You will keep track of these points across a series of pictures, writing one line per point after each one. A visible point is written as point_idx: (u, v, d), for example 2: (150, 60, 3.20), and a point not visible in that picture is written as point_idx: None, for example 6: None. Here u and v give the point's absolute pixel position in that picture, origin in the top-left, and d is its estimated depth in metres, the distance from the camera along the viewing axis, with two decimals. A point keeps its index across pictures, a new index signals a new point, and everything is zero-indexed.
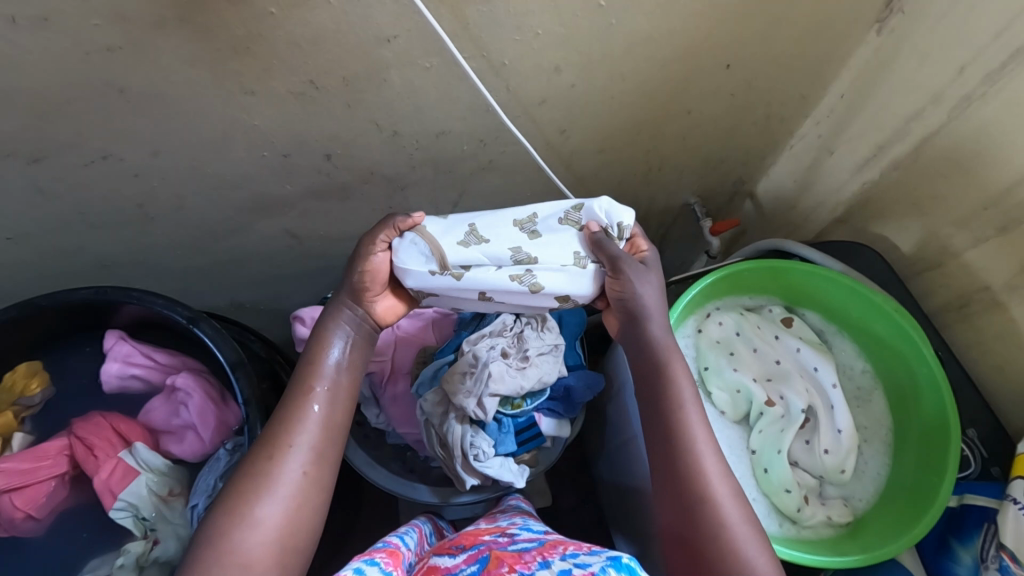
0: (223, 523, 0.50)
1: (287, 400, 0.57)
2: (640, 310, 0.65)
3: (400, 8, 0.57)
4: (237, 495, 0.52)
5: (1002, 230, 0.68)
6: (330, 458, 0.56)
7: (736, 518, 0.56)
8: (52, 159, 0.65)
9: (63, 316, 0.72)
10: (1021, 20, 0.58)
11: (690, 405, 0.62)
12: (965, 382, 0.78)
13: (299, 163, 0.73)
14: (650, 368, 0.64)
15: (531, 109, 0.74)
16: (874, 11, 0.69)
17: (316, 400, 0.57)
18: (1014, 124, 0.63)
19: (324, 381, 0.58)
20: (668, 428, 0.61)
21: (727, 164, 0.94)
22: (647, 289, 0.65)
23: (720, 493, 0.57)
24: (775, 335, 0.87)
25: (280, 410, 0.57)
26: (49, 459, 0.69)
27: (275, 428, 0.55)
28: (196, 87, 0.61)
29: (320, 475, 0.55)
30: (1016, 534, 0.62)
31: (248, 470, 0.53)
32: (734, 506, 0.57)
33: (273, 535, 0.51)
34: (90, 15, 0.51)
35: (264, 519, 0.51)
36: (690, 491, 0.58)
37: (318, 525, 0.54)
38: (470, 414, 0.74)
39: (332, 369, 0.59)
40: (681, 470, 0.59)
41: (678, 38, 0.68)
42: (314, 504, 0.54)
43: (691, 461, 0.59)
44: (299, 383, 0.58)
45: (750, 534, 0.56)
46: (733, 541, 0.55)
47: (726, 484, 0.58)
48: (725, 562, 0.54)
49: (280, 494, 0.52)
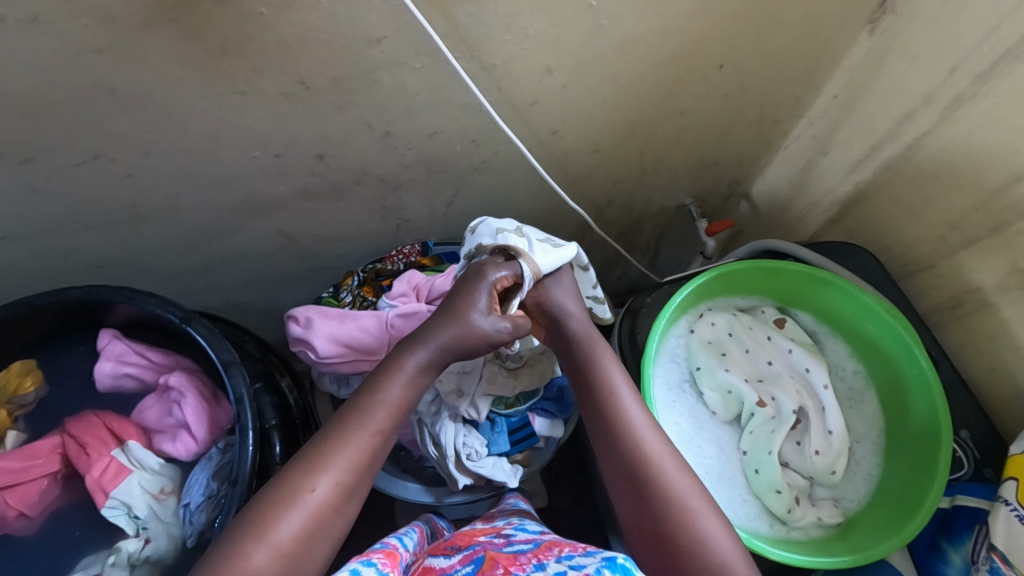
0: (246, 542, 0.50)
1: (340, 427, 0.57)
2: (557, 318, 0.70)
3: (390, 8, 0.57)
4: (259, 510, 0.52)
5: (993, 231, 0.68)
6: (356, 494, 0.56)
7: (687, 488, 0.59)
8: (43, 159, 0.65)
9: (60, 315, 0.72)
10: (1010, 20, 0.58)
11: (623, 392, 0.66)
12: (959, 384, 0.78)
13: (292, 163, 0.74)
14: (576, 363, 0.68)
15: (523, 110, 0.74)
16: (867, 12, 0.69)
17: (358, 437, 0.57)
18: (1002, 125, 0.62)
19: (372, 427, 0.58)
20: (607, 414, 0.64)
21: (722, 165, 0.94)
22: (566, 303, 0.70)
23: (667, 470, 0.60)
24: (767, 336, 0.88)
25: (322, 438, 0.57)
26: (41, 458, 0.70)
27: (312, 450, 0.56)
28: (187, 87, 0.61)
29: (342, 509, 0.55)
30: (1007, 535, 0.62)
31: (274, 489, 0.53)
32: (687, 481, 0.60)
33: (281, 562, 0.50)
34: (78, 15, 0.52)
35: (279, 541, 0.51)
36: (639, 472, 0.60)
37: (324, 557, 0.54)
38: (463, 413, 0.75)
39: (392, 411, 0.60)
40: (623, 451, 0.62)
41: (670, 40, 0.69)
42: (327, 536, 0.54)
43: (636, 442, 0.62)
44: (350, 417, 0.58)
45: (703, 506, 0.59)
46: (685, 515, 0.57)
47: (672, 461, 0.61)
48: (684, 529, 0.57)
49: (301, 518, 0.52)
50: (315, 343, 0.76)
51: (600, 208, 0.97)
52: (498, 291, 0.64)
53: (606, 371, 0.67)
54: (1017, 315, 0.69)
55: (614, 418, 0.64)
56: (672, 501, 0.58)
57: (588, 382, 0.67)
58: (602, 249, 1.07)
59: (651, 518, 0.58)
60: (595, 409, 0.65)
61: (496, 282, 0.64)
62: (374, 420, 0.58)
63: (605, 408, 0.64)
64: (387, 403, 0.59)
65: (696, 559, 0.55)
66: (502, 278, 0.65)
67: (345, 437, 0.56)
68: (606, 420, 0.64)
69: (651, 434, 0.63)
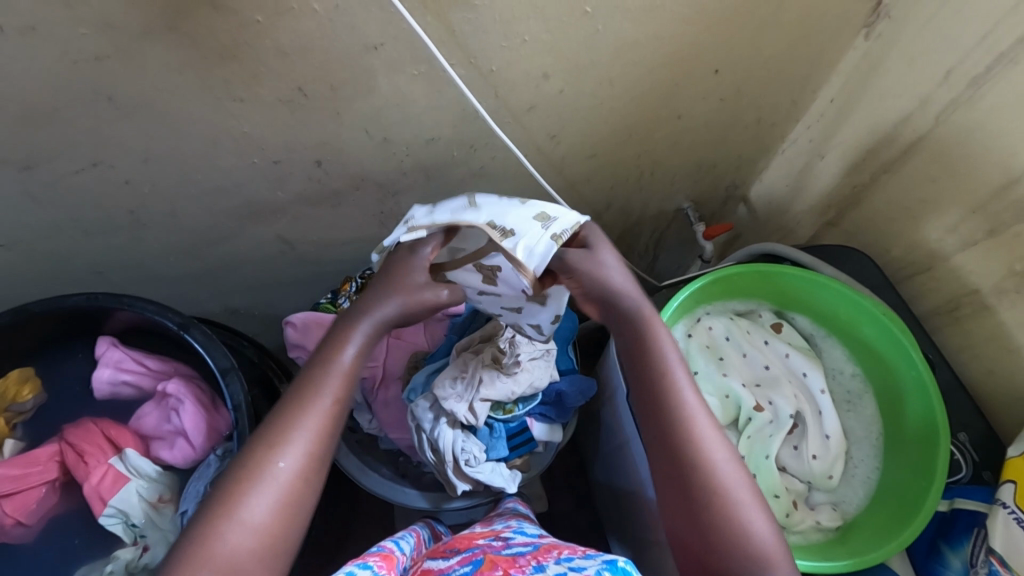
0: (219, 525, 0.48)
1: (296, 398, 0.54)
2: (613, 291, 0.63)
3: (387, 16, 0.57)
4: (225, 488, 0.50)
5: (991, 234, 0.68)
6: (325, 463, 0.53)
7: (735, 478, 0.58)
8: (43, 167, 0.66)
9: (59, 321, 0.72)
10: (1005, 22, 0.58)
11: (678, 372, 0.63)
12: (956, 387, 0.78)
13: (290, 169, 0.74)
14: (630, 339, 0.64)
15: (521, 115, 0.74)
16: (862, 17, 0.70)
17: (318, 406, 0.53)
18: (997, 128, 0.63)
19: (326, 394, 0.54)
20: (663, 401, 0.61)
21: (720, 169, 0.95)
22: (618, 275, 0.63)
23: (716, 458, 0.59)
24: (765, 341, 0.87)
25: (278, 409, 0.54)
26: (39, 466, 0.70)
27: (272, 423, 0.52)
28: (186, 95, 0.61)
29: (314, 479, 0.52)
30: (1006, 538, 0.62)
31: (240, 467, 0.51)
32: (734, 469, 0.59)
33: (259, 539, 0.48)
34: (77, 25, 0.52)
35: (252, 520, 0.49)
36: (688, 459, 0.59)
37: (303, 526, 0.52)
38: (461, 418, 0.74)
39: (346, 375, 0.55)
40: (676, 442, 0.59)
41: (665, 46, 0.69)
42: (303, 507, 0.51)
43: (686, 430, 0.60)
44: (303, 386, 0.54)
45: (749, 496, 0.58)
46: (730, 508, 0.56)
47: (721, 448, 0.60)
48: (727, 521, 0.56)
49: (272, 495, 0.50)
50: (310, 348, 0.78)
51: (598, 212, 0.97)
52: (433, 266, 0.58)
53: (663, 351, 0.63)
54: (1015, 317, 0.69)
55: (665, 402, 0.61)
56: (719, 490, 0.57)
57: (642, 358, 0.63)
58: None
59: (694, 508, 0.57)
60: (646, 390, 0.62)
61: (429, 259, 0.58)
62: (327, 385, 0.54)
63: (659, 389, 0.62)
64: (340, 368, 0.55)
65: (739, 551, 0.55)
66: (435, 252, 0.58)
67: (303, 406, 0.53)
68: (658, 403, 0.61)
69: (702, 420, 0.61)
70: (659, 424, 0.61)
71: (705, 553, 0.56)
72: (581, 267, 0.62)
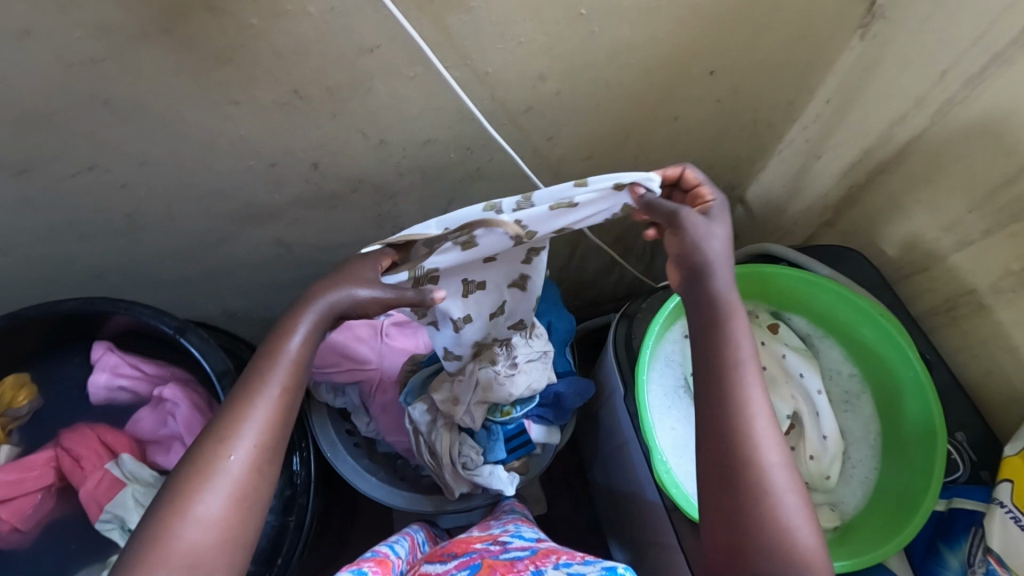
0: (171, 524, 0.45)
1: (243, 389, 0.50)
2: (700, 263, 0.57)
3: (382, 19, 0.57)
4: (174, 486, 0.47)
5: (987, 233, 0.68)
6: (278, 454, 0.51)
7: (785, 485, 0.51)
8: (38, 171, 0.65)
9: (55, 325, 0.72)
10: (1000, 22, 0.58)
11: (748, 362, 0.55)
12: (954, 386, 0.77)
13: (287, 172, 0.74)
14: (704, 314, 0.57)
15: (517, 117, 0.74)
16: (857, 17, 0.70)
17: (267, 396, 0.50)
18: (992, 128, 0.63)
19: (273, 383, 0.50)
20: (725, 387, 0.53)
21: (717, 170, 0.95)
22: (708, 247, 0.57)
23: (770, 461, 0.51)
24: (762, 342, 0.86)
25: (226, 401, 0.50)
26: (36, 471, 0.70)
27: (219, 415, 0.50)
28: (182, 98, 0.61)
29: (267, 470, 0.50)
30: (1002, 538, 0.62)
31: (190, 463, 0.48)
32: (787, 477, 0.51)
33: (215, 534, 0.46)
34: (72, 28, 0.52)
35: (206, 516, 0.46)
36: (739, 456, 0.51)
37: (259, 520, 0.49)
38: (459, 422, 0.76)
39: (293, 360, 0.52)
40: (732, 435, 0.52)
41: (660, 47, 0.69)
42: (260, 500, 0.49)
43: (744, 424, 0.52)
44: (250, 376, 0.51)
45: (798, 507, 0.51)
46: (774, 515, 0.50)
47: (778, 451, 0.52)
48: (769, 529, 0.49)
49: (225, 489, 0.47)
50: None
51: None
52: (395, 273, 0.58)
53: (736, 337, 0.55)
54: (1011, 317, 0.69)
55: (729, 390, 0.53)
56: (766, 494, 0.50)
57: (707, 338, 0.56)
58: (599, 254, 1.07)
59: (736, 510, 0.51)
60: (706, 374, 0.55)
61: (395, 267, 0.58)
62: (274, 375, 0.51)
63: (725, 374, 0.54)
64: (287, 357, 0.51)
65: (774, 561, 0.49)
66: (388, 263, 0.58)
67: (251, 397, 0.49)
68: (718, 387, 0.54)
69: (763, 417, 0.53)
70: (713, 411, 0.53)
71: (738, 558, 0.50)
72: (688, 230, 0.57)
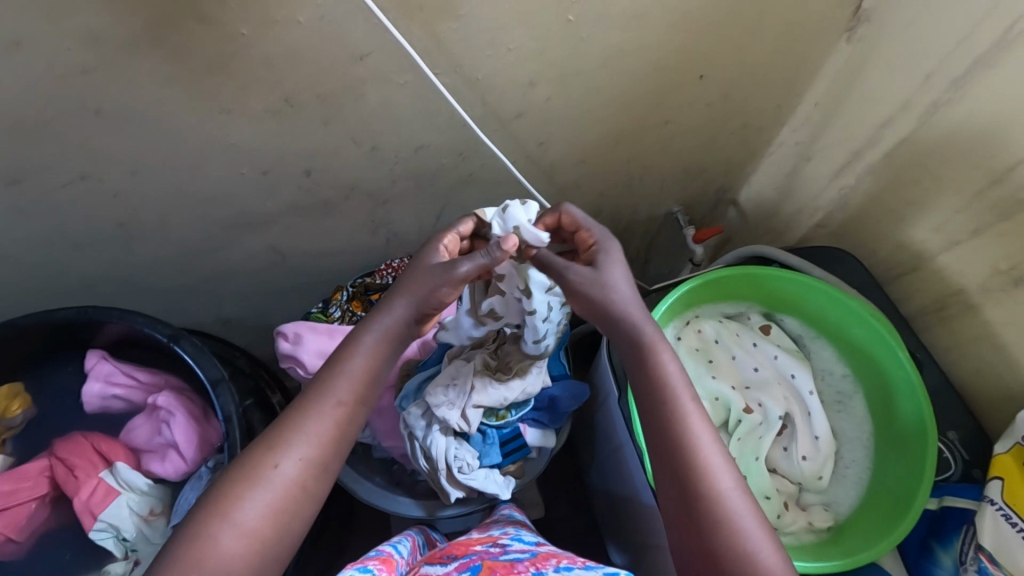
0: (211, 524, 0.47)
1: (307, 400, 0.53)
2: (615, 307, 0.59)
3: (372, 27, 0.58)
4: (222, 489, 0.49)
5: (974, 233, 0.69)
6: (328, 473, 0.52)
7: (743, 508, 0.52)
8: (30, 180, 0.65)
9: (47, 335, 0.72)
10: (982, 26, 0.59)
11: (684, 396, 0.57)
12: (945, 387, 0.78)
13: (280, 179, 0.74)
14: (636, 364, 0.59)
15: (509, 123, 0.74)
16: (843, 22, 0.71)
17: (326, 412, 0.53)
18: (977, 130, 0.64)
19: (333, 400, 0.53)
20: (668, 420, 0.56)
21: (709, 173, 0.95)
22: (619, 292, 0.60)
23: (723, 487, 0.53)
24: (753, 343, 0.87)
25: (288, 412, 0.53)
26: (29, 481, 0.70)
27: (279, 425, 0.52)
28: (173, 106, 0.61)
29: (314, 486, 0.51)
30: (994, 534, 0.62)
31: (240, 467, 0.50)
32: (743, 501, 0.52)
33: (248, 544, 0.47)
34: (62, 39, 0.52)
35: (244, 522, 0.48)
36: (693, 485, 0.53)
37: (295, 538, 0.50)
38: (453, 426, 0.75)
39: (357, 380, 0.55)
40: (683, 466, 0.54)
41: (649, 52, 0.69)
42: (299, 515, 0.50)
43: (693, 454, 0.54)
44: (315, 389, 0.54)
45: (760, 528, 0.51)
46: (739, 541, 0.50)
47: (730, 476, 0.53)
48: (736, 556, 0.50)
49: (267, 498, 0.49)
50: (303, 359, 0.78)
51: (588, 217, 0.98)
52: (452, 255, 0.61)
53: (666, 369, 0.58)
54: (1000, 316, 0.69)
55: (669, 429, 0.55)
56: (726, 520, 0.51)
57: (642, 378, 0.59)
58: None
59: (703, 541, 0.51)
60: (649, 409, 0.58)
61: (447, 245, 0.62)
62: (336, 391, 0.54)
63: (663, 414, 0.56)
64: (351, 373, 0.54)
65: None
66: (450, 241, 0.62)
67: (307, 410, 0.52)
68: (661, 429, 0.56)
69: (710, 445, 0.55)
70: (663, 445, 0.56)
71: None
72: (584, 288, 0.60)
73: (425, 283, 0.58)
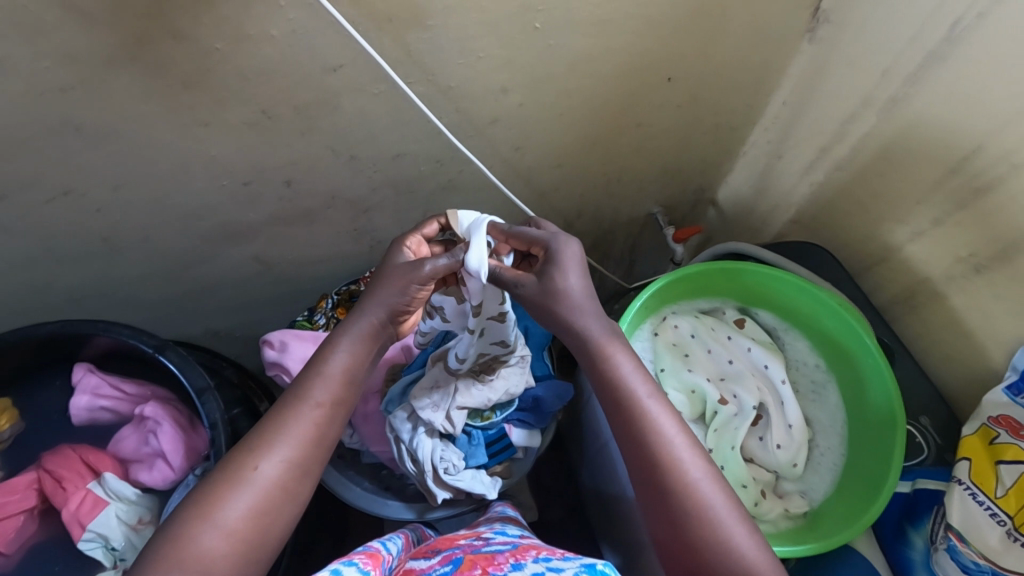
0: (193, 526, 0.48)
1: (286, 403, 0.55)
2: (565, 318, 0.60)
3: (342, 40, 0.59)
4: (204, 492, 0.50)
5: (936, 223, 0.71)
6: (309, 475, 0.54)
7: (714, 495, 0.54)
8: (14, 197, 0.67)
9: (35, 351, 0.73)
10: (930, 24, 0.61)
11: (647, 398, 0.59)
12: (917, 375, 0.80)
13: (261, 190, 0.75)
14: (592, 371, 0.61)
15: (485, 128, 0.76)
16: (803, 23, 0.73)
17: (306, 416, 0.54)
18: (933, 123, 0.66)
19: (309, 404, 0.55)
20: (633, 423, 0.58)
21: (686, 174, 0.97)
22: (569, 297, 0.60)
23: (693, 478, 0.55)
24: (728, 336, 0.89)
25: (271, 415, 0.55)
26: (18, 494, 0.70)
27: (261, 429, 0.54)
28: (153, 121, 0.63)
29: (296, 487, 0.52)
30: (962, 514, 0.64)
31: (223, 471, 0.51)
32: (712, 488, 0.55)
33: (230, 544, 0.48)
34: (40, 58, 0.54)
35: (226, 521, 0.49)
36: (665, 481, 0.55)
37: (277, 540, 0.51)
38: (438, 428, 0.76)
39: (335, 381, 0.57)
40: (653, 464, 0.56)
41: (618, 57, 0.72)
42: (281, 516, 0.51)
43: (661, 451, 0.56)
44: (297, 393, 0.56)
45: (731, 513, 0.53)
46: (713, 529, 0.52)
47: (699, 467, 0.56)
48: (712, 543, 0.52)
49: (250, 499, 0.50)
50: (288, 365, 0.79)
51: (569, 220, 0.99)
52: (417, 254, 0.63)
53: (624, 372, 0.60)
54: (965, 303, 0.71)
55: (636, 431, 0.57)
56: (698, 508, 0.53)
57: (604, 383, 0.60)
58: None
59: (680, 532, 0.53)
60: (614, 413, 0.60)
61: (411, 245, 0.63)
62: (313, 393, 0.55)
63: (625, 416, 0.58)
64: (330, 376, 0.56)
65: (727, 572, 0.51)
66: (414, 241, 0.64)
67: (287, 415, 0.54)
68: (628, 432, 0.58)
69: (677, 441, 0.57)
70: (632, 445, 0.57)
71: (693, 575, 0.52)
72: (531, 300, 0.61)
73: (395, 284, 0.60)
